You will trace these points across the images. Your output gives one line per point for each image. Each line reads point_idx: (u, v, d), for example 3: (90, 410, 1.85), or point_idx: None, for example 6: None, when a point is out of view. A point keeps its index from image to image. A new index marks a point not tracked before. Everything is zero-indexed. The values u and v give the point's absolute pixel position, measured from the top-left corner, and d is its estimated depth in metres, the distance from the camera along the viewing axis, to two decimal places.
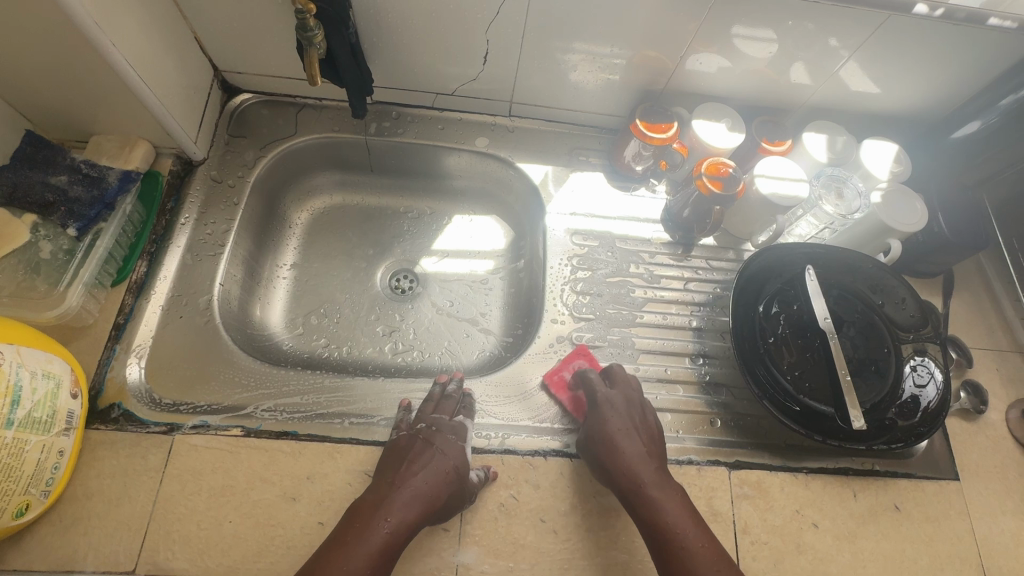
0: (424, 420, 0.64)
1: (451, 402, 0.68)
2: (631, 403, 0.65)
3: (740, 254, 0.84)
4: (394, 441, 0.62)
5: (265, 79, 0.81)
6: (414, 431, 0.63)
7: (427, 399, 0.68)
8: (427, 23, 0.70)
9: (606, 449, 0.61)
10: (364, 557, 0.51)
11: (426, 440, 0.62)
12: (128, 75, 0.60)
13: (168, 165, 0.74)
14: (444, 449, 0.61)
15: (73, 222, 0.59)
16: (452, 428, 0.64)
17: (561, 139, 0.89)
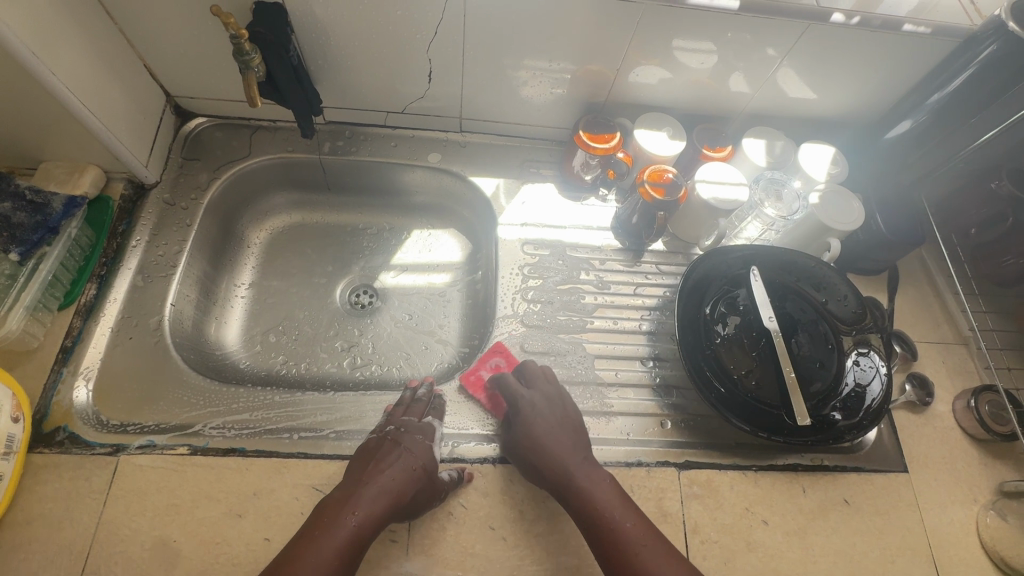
0: (393, 422, 0.66)
1: (421, 404, 0.69)
2: (550, 397, 0.67)
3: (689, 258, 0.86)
4: (364, 444, 0.63)
5: (217, 103, 0.83)
6: (381, 434, 0.64)
7: (400, 404, 0.69)
8: (369, 44, 0.72)
9: (528, 445, 0.62)
10: (331, 552, 0.51)
11: (393, 441, 0.62)
12: (72, 104, 0.62)
13: (119, 189, 0.76)
14: (413, 447, 0.62)
15: (15, 247, 0.60)
16: (421, 429, 0.65)
17: (513, 152, 0.91)
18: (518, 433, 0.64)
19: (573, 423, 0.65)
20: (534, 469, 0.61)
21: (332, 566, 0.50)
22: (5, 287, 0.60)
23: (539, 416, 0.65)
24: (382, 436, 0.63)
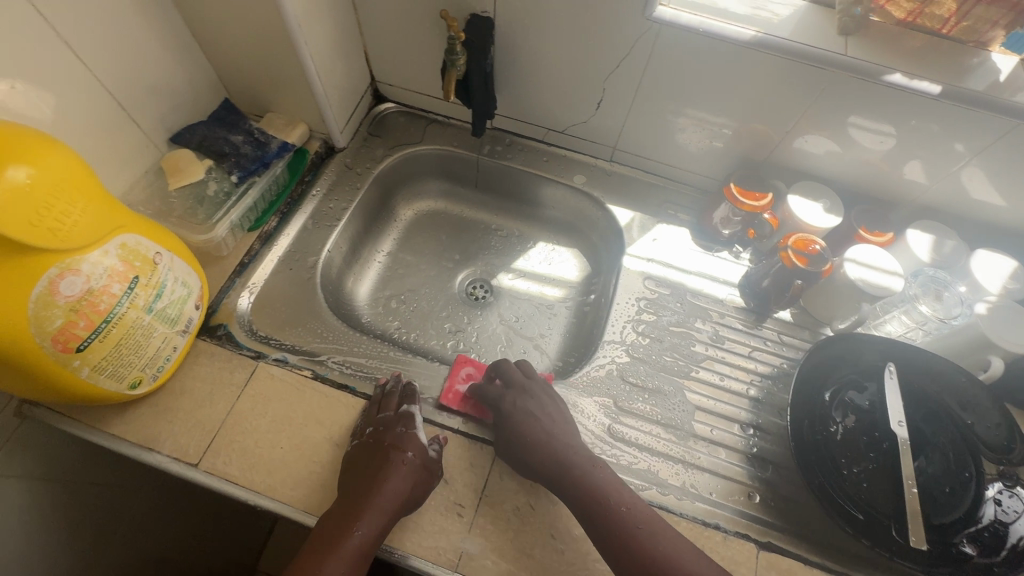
0: (372, 423, 0.66)
1: (393, 398, 0.69)
2: (540, 396, 0.70)
3: (816, 336, 0.81)
4: (350, 450, 0.64)
5: (408, 92, 0.94)
6: (363, 439, 0.64)
7: (371, 402, 0.69)
8: (553, 65, 0.79)
9: (531, 445, 0.64)
10: (342, 565, 0.55)
11: (374, 445, 0.63)
12: (308, 70, 0.75)
13: (316, 146, 0.88)
14: (400, 445, 0.63)
15: (237, 171, 0.73)
16: (399, 420, 0.66)
17: (655, 190, 0.92)
18: (537, 437, 0.65)
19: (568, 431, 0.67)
20: (536, 471, 0.63)
21: (345, 574, 0.54)
22: (220, 201, 0.72)
23: (524, 409, 0.68)
24: (366, 439, 0.64)
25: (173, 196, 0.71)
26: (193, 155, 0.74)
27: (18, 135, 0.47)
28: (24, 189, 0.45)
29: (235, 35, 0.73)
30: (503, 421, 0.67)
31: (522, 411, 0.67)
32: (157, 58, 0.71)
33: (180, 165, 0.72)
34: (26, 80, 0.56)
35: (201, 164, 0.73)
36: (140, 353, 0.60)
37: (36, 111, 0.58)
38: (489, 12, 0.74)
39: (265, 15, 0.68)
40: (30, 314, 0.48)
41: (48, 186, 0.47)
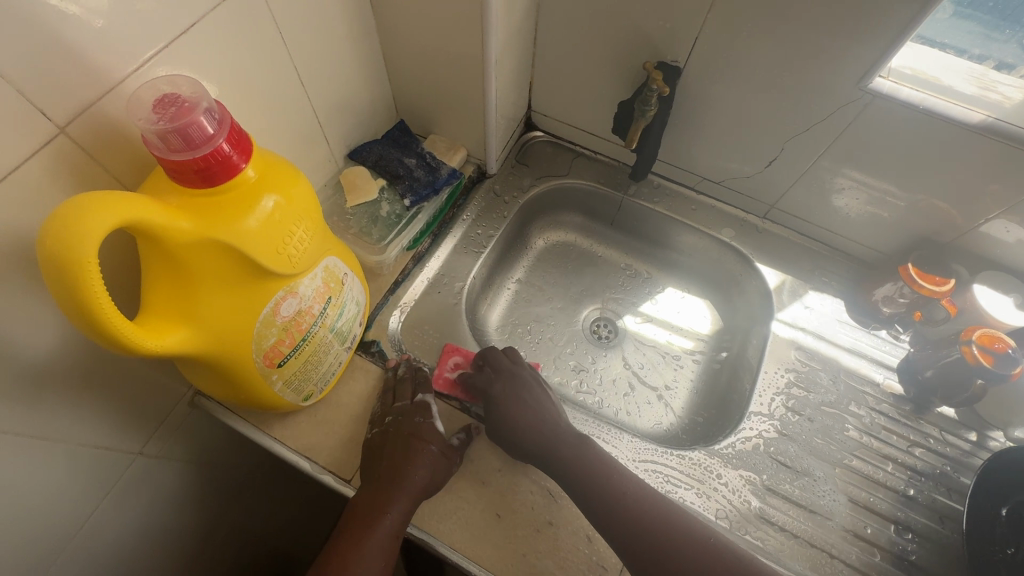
0: (390, 412, 0.67)
1: (408, 384, 0.70)
2: (522, 377, 0.73)
3: (985, 441, 0.74)
4: (368, 437, 0.65)
5: (561, 124, 0.94)
6: (383, 428, 0.66)
7: (378, 389, 0.71)
8: (731, 118, 0.77)
9: (527, 429, 0.67)
10: (379, 545, 0.57)
11: (395, 432, 0.65)
12: (489, 102, 0.76)
13: (470, 170, 0.89)
14: (422, 435, 0.65)
15: (409, 196, 0.74)
16: (418, 410, 0.67)
17: (808, 253, 0.87)
18: (526, 421, 0.67)
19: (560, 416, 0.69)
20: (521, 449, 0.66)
21: (382, 555, 0.57)
22: (391, 222, 0.74)
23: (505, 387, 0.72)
24: (388, 426, 0.65)
25: (349, 213, 0.74)
26: (368, 172, 0.76)
27: (268, 161, 0.49)
28: (275, 215, 0.47)
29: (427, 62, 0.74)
30: (512, 401, 0.70)
31: (513, 395, 0.70)
32: (354, 78, 0.74)
33: (357, 181, 0.75)
34: (260, 97, 0.59)
35: (375, 183, 0.75)
36: (318, 369, 0.62)
37: (259, 126, 0.62)
38: (680, 62, 0.73)
39: (466, 48, 0.69)
40: (255, 332, 0.50)
41: (292, 212, 0.49)
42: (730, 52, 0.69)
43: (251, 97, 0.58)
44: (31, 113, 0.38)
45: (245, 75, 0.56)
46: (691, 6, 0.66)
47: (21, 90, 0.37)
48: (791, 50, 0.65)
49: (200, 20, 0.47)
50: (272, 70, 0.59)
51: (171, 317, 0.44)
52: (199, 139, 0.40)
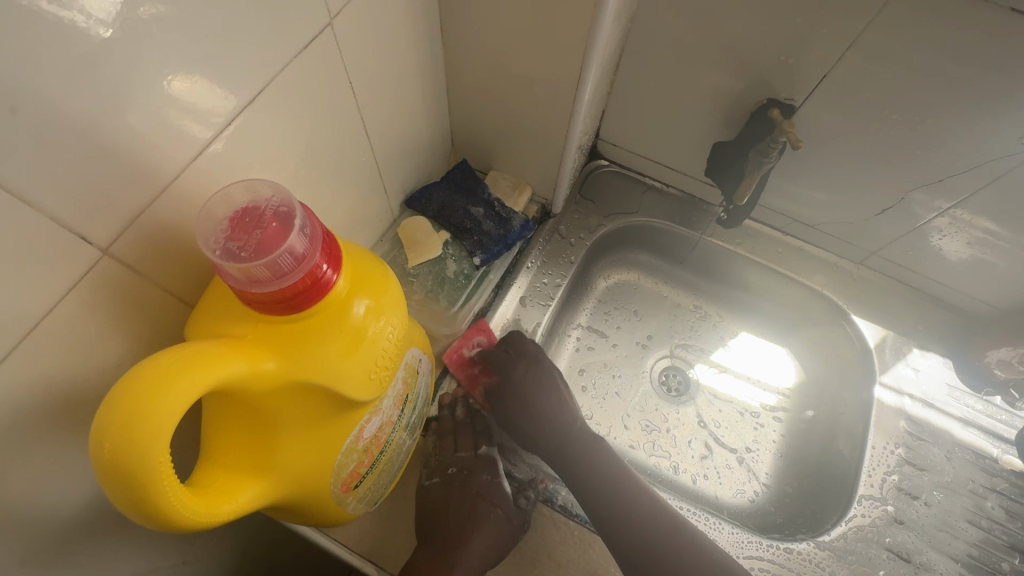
0: (453, 463, 0.60)
1: (469, 433, 0.63)
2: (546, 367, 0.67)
3: None
4: (426, 488, 0.58)
5: (632, 154, 0.84)
6: (446, 478, 0.59)
7: (435, 431, 0.63)
8: (845, 162, 0.67)
9: (542, 419, 0.64)
10: None
11: (461, 489, 0.59)
12: (571, 139, 0.67)
13: (533, 211, 0.79)
14: (490, 495, 0.58)
15: (480, 254, 0.66)
16: (485, 467, 0.61)
17: (909, 306, 0.79)
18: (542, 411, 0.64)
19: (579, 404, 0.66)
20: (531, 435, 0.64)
21: None
22: (459, 283, 0.67)
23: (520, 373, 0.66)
24: (450, 479, 0.59)
25: (411, 273, 0.66)
26: (431, 224, 0.67)
27: (350, 259, 0.39)
28: (365, 330, 0.38)
29: (502, 89, 0.65)
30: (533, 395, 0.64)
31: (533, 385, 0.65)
32: (418, 115, 0.64)
33: (418, 235, 0.66)
34: (328, 152, 0.50)
35: (439, 237, 0.66)
36: (390, 472, 0.53)
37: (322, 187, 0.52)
38: (796, 100, 0.63)
39: (556, 82, 0.60)
40: (336, 463, 0.41)
41: (382, 320, 0.39)
42: (863, 94, 0.59)
43: (319, 154, 0.49)
44: (73, 243, 0.29)
45: (315, 131, 0.47)
46: (825, 39, 0.56)
47: (57, 217, 0.28)
48: (945, 97, 0.55)
49: (275, 77, 0.39)
50: (341, 122, 0.50)
51: (244, 468, 0.35)
52: (291, 266, 0.31)
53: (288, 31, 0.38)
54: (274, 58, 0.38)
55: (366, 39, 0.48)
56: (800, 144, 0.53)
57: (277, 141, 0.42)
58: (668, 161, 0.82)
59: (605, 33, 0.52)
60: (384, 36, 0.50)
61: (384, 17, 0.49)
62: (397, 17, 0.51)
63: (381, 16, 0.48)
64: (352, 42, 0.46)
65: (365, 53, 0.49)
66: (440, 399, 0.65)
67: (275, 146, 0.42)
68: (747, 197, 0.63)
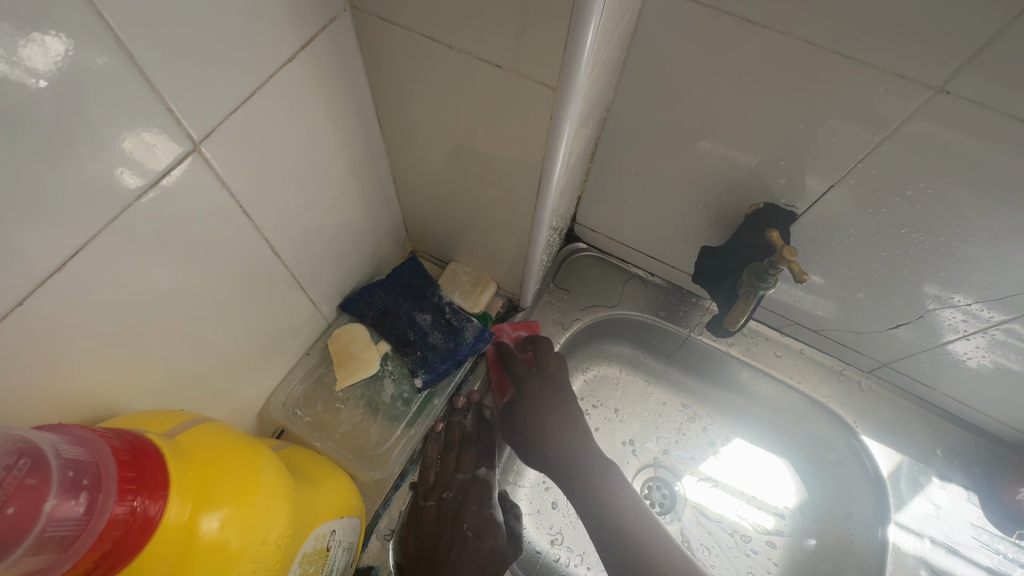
0: (450, 484, 0.61)
1: (470, 454, 0.63)
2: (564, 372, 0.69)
3: None
4: (422, 508, 0.59)
5: (612, 241, 0.75)
6: (441, 501, 0.60)
7: (443, 439, 0.63)
8: (855, 273, 0.58)
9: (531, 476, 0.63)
10: None
11: (454, 515, 0.59)
12: (536, 243, 0.58)
13: (498, 306, 0.69)
14: (481, 527, 0.60)
15: (422, 373, 0.55)
16: (477, 495, 0.62)
17: (925, 424, 0.69)
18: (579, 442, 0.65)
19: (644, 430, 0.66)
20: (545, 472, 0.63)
21: None
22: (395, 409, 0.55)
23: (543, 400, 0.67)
24: (445, 502, 0.60)
25: (340, 396, 0.55)
26: (368, 333, 0.57)
27: (201, 461, 0.30)
28: (214, 562, 0.29)
29: (454, 185, 0.56)
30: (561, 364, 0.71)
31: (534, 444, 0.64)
32: (350, 212, 0.54)
33: (351, 350, 0.55)
34: (209, 281, 0.41)
35: (375, 351, 0.56)
36: None
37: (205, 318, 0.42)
38: (797, 208, 0.54)
39: (512, 187, 0.51)
40: None
41: (242, 540, 0.30)
42: (879, 209, 0.50)
43: (191, 288, 0.40)
44: None
45: (177, 272, 0.37)
46: (831, 147, 0.47)
47: None
48: (980, 222, 0.46)
49: (82, 249, 0.31)
50: (222, 247, 0.40)
51: None
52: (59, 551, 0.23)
53: (90, 160, 0.28)
54: (84, 202, 0.29)
55: (247, 152, 0.38)
56: (805, 278, 0.43)
57: (106, 292, 0.33)
58: (651, 251, 0.72)
59: (564, 150, 0.44)
60: (278, 146, 0.40)
61: (274, 124, 0.39)
62: (302, 118, 0.41)
63: (269, 123, 0.38)
64: (224, 161, 0.36)
65: (250, 166, 0.39)
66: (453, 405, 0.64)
67: (104, 293, 0.33)
68: (742, 321, 0.53)
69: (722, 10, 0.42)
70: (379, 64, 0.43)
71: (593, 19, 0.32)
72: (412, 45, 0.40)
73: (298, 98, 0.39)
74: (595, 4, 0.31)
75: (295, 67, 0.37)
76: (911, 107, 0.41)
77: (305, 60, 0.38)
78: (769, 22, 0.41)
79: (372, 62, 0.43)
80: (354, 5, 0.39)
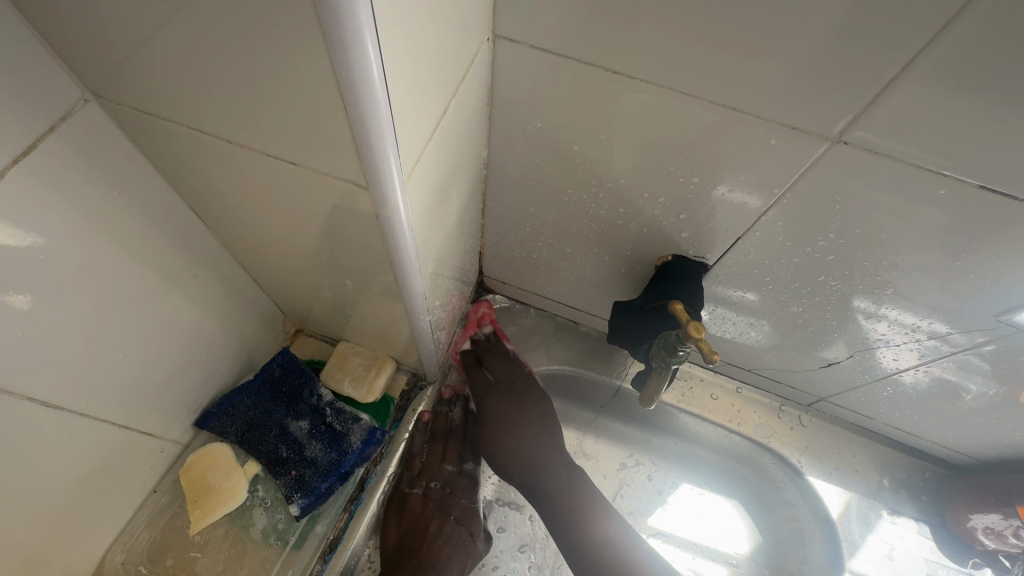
0: (437, 475, 0.58)
1: (459, 441, 0.61)
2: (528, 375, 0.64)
3: None
4: (407, 496, 0.56)
5: (526, 294, 0.67)
6: (427, 490, 0.57)
7: (430, 428, 0.61)
8: (780, 318, 0.53)
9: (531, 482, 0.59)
10: None
11: (439, 506, 0.57)
12: (423, 330, 0.49)
13: (401, 383, 0.61)
14: (465, 519, 0.57)
15: (298, 498, 0.48)
16: (464, 486, 0.59)
17: (868, 454, 0.66)
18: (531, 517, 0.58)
19: (576, 500, 0.56)
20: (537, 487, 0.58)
21: None
22: (267, 547, 0.48)
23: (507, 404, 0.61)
24: (432, 491, 0.57)
25: (196, 541, 0.47)
26: (233, 454, 0.50)
27: None
28: None
29: (312, 275, 0.47)
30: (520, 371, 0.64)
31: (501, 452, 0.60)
32: (185, 322, 0.44)
33: (210, 479, 0.48)
34: None
35: (242, 475, 0.49)
36: None
37: None
38: (707, 258, 0.48)
39: (372, 280, 0.43)
40: None
41: None
42: (790, 259, 0.45)
43: None
44: None
45: None
46: (731, 201, 0.41)
47: None
48: (898, 265, 0.41)
49: None
50: None
51: None
52: None
53: None
54: None
55: None
56: (715, 358, 0.37)
57: None
58: (569, 304, 0.65)
59: (417, 248, 0.36)
60: (16, 284, 0.30)
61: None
62: (54, 242, 0.31)
63: None
64: None
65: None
66: (441, 394, 0.63)
67: None
68: (657, 398, 0.47)
69: (582, 61, 0.35)
70: (165, 157, 0.34)
71: (380, 113, 0.24)
72: (192, 138, 0.31)
73: (35, 221, 0.30)
74: (378, 97, 0.23)
75: (10, 188, 0.28)
76: (810, 158, 0.36)
77: (31, 176, 0.28)
78: (638, 72, 0.35)
79: (154, 155, 0.34)
80: (97, 94, 0.30)
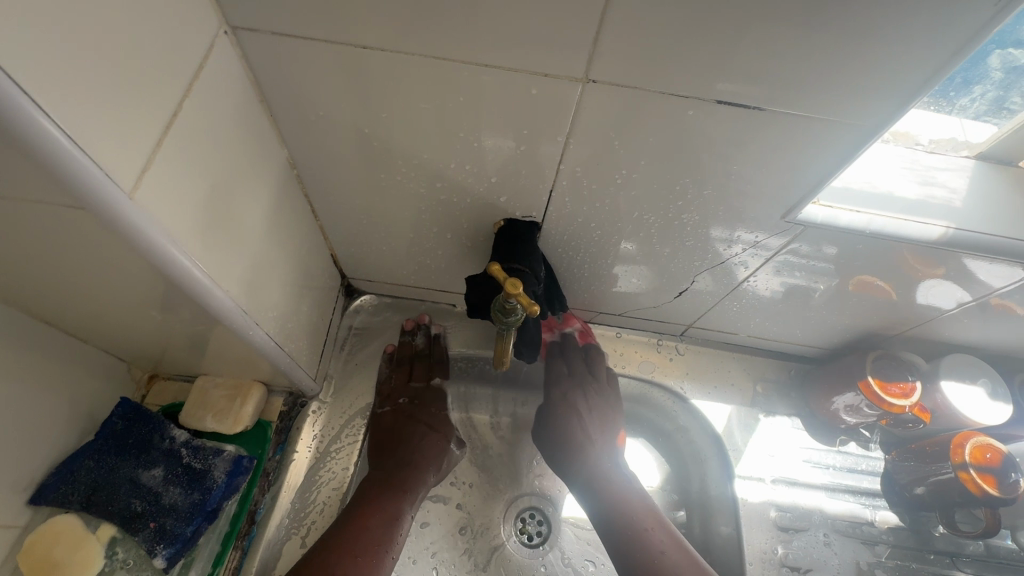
0: (405, 391, 0.64)
1: (423, 363, 0.65)
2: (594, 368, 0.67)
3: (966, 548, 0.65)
4: (379, 415, 0.62)
5: (396, 289, 0.66)
6: (396, 407, 0.63)
7: (395, 356, 0.66)
8: (624, 260, 0.56)
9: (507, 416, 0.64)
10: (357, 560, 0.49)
11: (409, 417, 0.62)
12: (268, 345, 0.47)
13: (277, 405, 0.58)
14: (435, 424, 0.63)
15: (161, 548, 0.46)
16: (434, 398, 0.65)
17: (738, 367, 0.72)
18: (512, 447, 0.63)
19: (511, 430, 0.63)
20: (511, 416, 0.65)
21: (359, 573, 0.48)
22: None
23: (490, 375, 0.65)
24: (401, 406, 0.63)
25: None
26: (82, 523, 0.46)
27: None
28: None
29: (123, 318, 0.43)
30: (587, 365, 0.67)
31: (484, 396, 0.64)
32: None
33: (55, 556, 0.44)
34: None
35: (95, 541, 0.46)
36: None
37: None
38: (536, 216, 0.49)
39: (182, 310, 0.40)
40: None
41: None
42: (603, 203, 0.47)
43: None
44: None
45: None
46: (529, 156, 0.42)
47: None
48: (690, 189, 0.44)
49: None
50: None
51: None
52: None
53: None
54: None
55: None
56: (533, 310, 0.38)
57: None
58: (438, 290, 0.65)
59: (198, 264, 0.34)
60: None
61: None
62: None
63: None
64: None
65: None
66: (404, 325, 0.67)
67: None
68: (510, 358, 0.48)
69: (330, 41, 0.35)
70: None
71: (45, 129, 0.22)
72: None
73: None
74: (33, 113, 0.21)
75: None
76: (574, 101, 0.37)
77: None
78: (386, 43, 0.34)
79: None
80: None
